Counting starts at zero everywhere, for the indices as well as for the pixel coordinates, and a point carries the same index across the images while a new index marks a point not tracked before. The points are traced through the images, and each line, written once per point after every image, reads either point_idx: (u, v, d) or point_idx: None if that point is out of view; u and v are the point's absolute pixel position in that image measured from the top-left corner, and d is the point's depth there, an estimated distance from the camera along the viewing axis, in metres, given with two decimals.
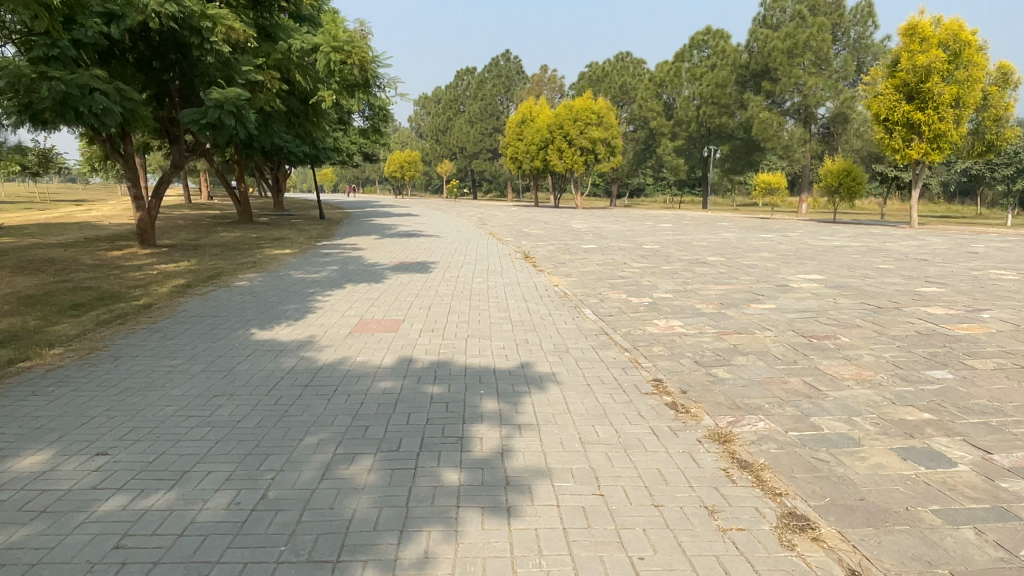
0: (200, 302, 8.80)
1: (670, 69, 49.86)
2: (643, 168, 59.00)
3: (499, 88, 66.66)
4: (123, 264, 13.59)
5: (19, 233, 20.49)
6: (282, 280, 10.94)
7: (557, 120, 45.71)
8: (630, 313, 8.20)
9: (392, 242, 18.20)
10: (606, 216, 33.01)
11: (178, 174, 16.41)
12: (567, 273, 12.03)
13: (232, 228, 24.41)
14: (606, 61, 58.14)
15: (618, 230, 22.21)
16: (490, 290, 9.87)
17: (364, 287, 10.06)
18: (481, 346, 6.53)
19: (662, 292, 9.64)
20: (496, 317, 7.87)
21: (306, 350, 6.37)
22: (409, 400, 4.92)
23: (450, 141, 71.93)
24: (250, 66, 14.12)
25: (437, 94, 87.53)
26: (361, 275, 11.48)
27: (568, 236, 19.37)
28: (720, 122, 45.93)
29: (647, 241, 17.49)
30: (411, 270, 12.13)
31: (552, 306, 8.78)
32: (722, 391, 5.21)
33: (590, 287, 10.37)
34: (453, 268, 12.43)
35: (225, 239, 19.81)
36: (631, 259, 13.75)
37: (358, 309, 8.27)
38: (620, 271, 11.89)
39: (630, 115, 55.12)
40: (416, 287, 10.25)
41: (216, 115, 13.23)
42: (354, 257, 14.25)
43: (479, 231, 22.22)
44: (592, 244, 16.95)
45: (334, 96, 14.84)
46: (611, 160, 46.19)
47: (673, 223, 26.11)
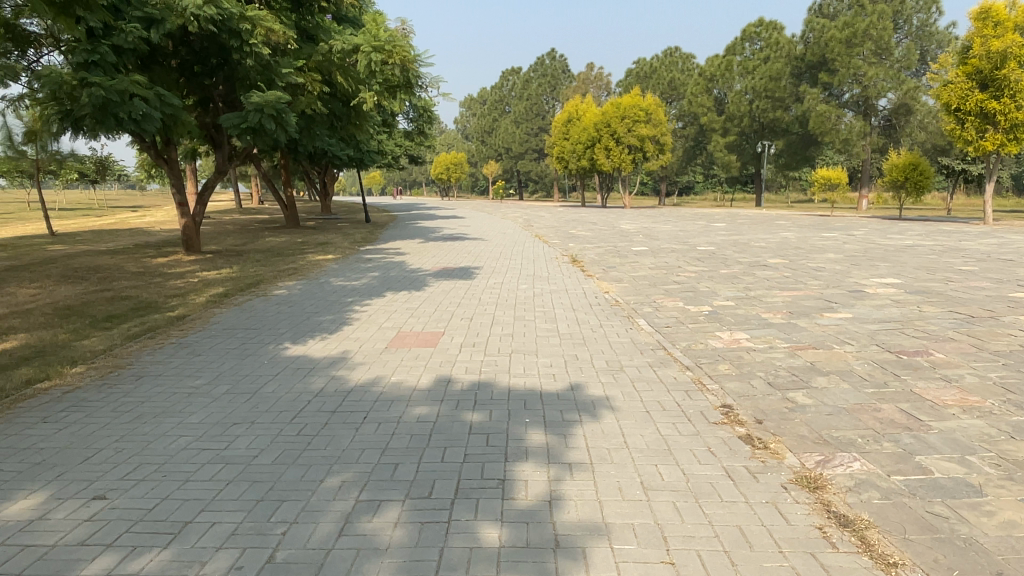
0: (234, 313, 8.45)
1: (721, 63, 48.53)
2: (693, 166, 57.66)
3: (544, 87, 66.14)
4: (166, 272, 13.47)
5: (72, 240, 20.78)
6: (321, 288, 10.57)
7: (604, 118, 44.94)
8: (689, 324, 7.52)
9: (436, 246, 17.81)
10: (656, 216, 32.15)
11: (220, 180, 16.27)
12: (619, 278, 11.37)
13: (279, 233, 24.39)
14: (655, 57, 57.07)
15: (669, 230, 21.41)
16: (536, 298, 9.30)
17: (404, 296, 9.61)
18: (527, 365, 5.96)
19: (723, 299, 8.92)
20: (544, 330, 7.28)
21: (338, 369, 5.88)
22: (445, 431, 4.37)
23: (496, 142, 71.66)
24: (291, 69, 13.81)
25: (482, 95, 87.48)
26: (403, 283, 11.03)
27: (618, 237, 18.68)
28: (775, 117, 44.45)
29: (701, 243, 16.68)
30: (453, 276, 11.64)
31: (603, 316, 8.16)
32: (805, 422, 4.53)
33: (644, 294, 9.70)
34: (498, 273, 11.90)
35: (271, 244, 19.72)
36: (686, 261, 13.02)
37: (396, 320, 7.80)
38: (675, 276, 11.19)
39: (679, 112, 53.88)
40: (458, 295, 9.75)
41: (257, 119, 12.93)
42: (397, 263, 13.85)
43: (526, 233, 21.71)
44: (643, 246, 16.24)
45: (376, 98, 14.52)
46: (660, 158, 45.14)
47: (727, 222, 25.11)
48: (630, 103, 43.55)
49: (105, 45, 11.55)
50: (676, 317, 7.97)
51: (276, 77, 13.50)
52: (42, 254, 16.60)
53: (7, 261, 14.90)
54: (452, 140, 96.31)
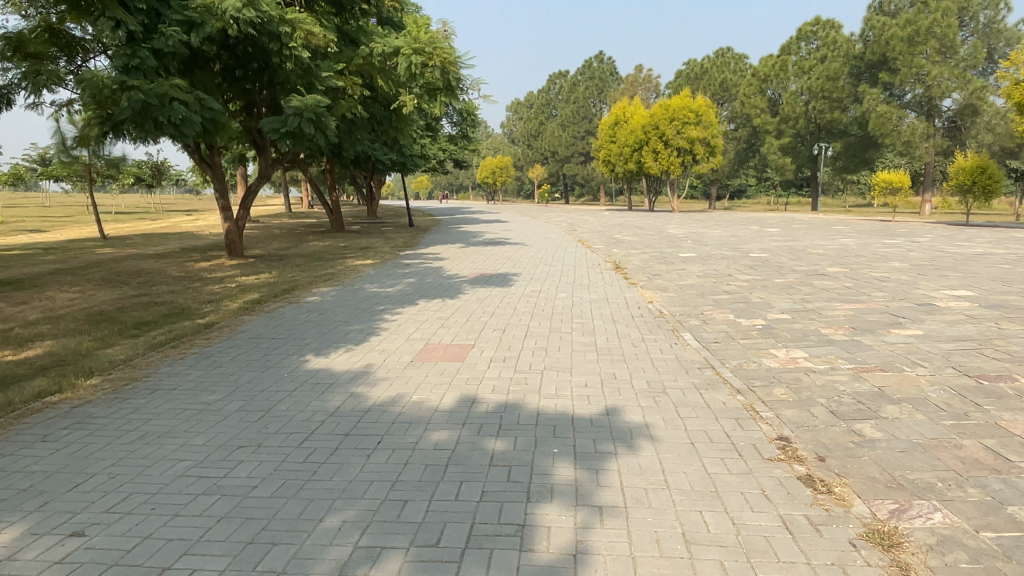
0: (262, 321, 8.22)
1: (775, 64, 47.14)
2: (745, 169, 56.21)
3: (592, 90, 65.47)
4: (206, 276, 13.44)
5: (122, 244, 21.17)
6: (355, 295, 10.31)
7: (653, 120, 44.13)
8: (740, 340, 6.97)
9: (477, 251, 17.48)
10: (706, 220, 31.24)
11: (263, 184, 16.25)
12: (665, 287, 10.82)
13: (323, 237, 24.44)
14: (706, 58, 55.89)
15: (719, 235, 20.64)
16: (575, 308, 8.84)
17: (438, 305, 9.25)
18: (560, 384, 5.50)
19: (777, 312, 8.31)
20: (581, 345, 6.81)
21: (359, 385, 5.52)
22: (464, 462, 3.95)
23: (543, 145, 71.23)
24: (331, 72, 13.67)
25: (530, 99, 87.20)
26: (439, 290, 10.70)
27: (665, 243, 18.06)
28: (832, 118, 42.91)
29: (753, 249, 15.94)
30: (491, 284, 11.26)
31: (646, 329, 7.64)
32: (874, 461, 3.97)
33: (691, 304, 9.15)
34: (538, 280, 11.47)
35: (313, 248, 19.70)
36: (737, 269, 12.36)
37: (426, 331, 7.44)
38: (725, 285, 10.58)
39: (731, 113, 52.57)
40: (494, 303, 9.36)
41: (296, 123, 12.75)
42: (436, 268, 13.56)
43: (570, 237, 21.23)
44: (692, 252, 15.60)
45: (417, 101, 14.25)
46: (710, 160, 44.04)
47: (780, 227, 24.17)
48: (680, 105, 42.59)
49: (145, 49, 11.55)
50: (726, 331, 7.41)
51: (316, 81, 13.34)
52: (91, 257, 16.86)
53: (56, 264, 15.14)
54: (499, 144, 96.26)
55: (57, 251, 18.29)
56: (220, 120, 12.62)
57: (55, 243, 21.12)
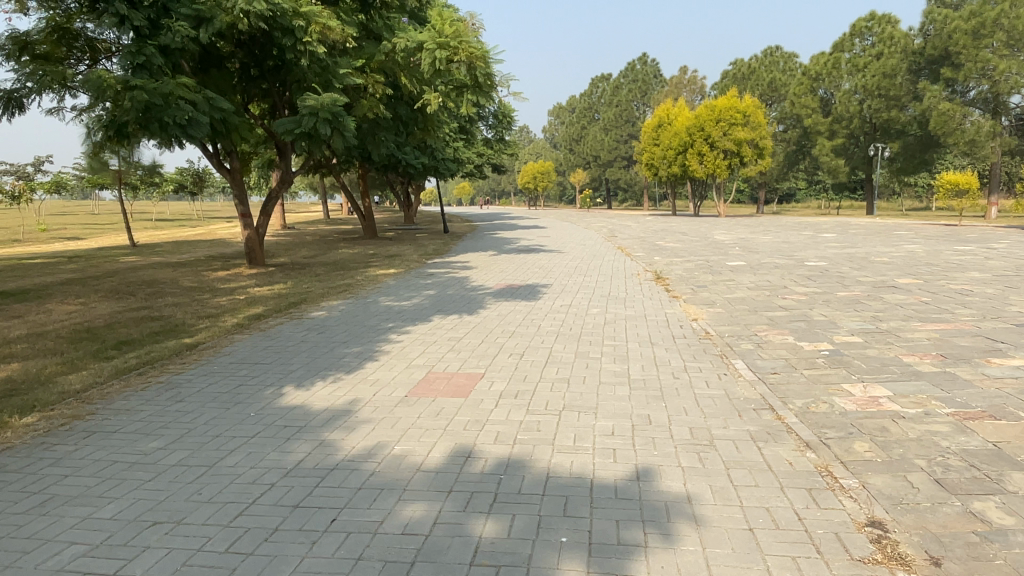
0: (253, 341, 7.34)
1: (828, 61, 45.13)
2: (794, 172, 54.11)
3: (635, 92, 64.02)
4: (218, 287, 12.72)
5: (150, 252, 20.81)
6: (365, 309, 9.37)
7: (698, 121, 42.58)
8: (804, 372, 5.78)
9: (508, 259, 16.48)
10: (754, 225, 29.65)
11: (286, 190, 15.50)
12: (713, 300, 9.61)
13: (353, 244, 23.76)
14: (754, 57, 54.11)
15: (769, 241, 19.25)
16: (605, 327, 7.74)
17: (453, 321, 8.26)
18: (580, 432, 4.41)
19: (845, 334, 7.09)
20: (611, 376, 5.71)
21: (334, 429, 4.52)
22: (436, 559, 2.89)
23: (584, 150, 69.96)
24: (350, 70, 12.88)
25: (571, 103, 86.07)
26: (459, 304, 9.70)
27: (711, 250, 16.79)
28: (889, 117, 40.77)
29: (808, 257, 14.59)
30: (517, 296, 10.23)
31: (688, 354, 6.49)
32: (1016, 569, 2.79)
33: (743, 322, 7.95)
34: (568, 293, 10.40)
35: (340, 256, 18.97)
36: (793, 280, 11.07)
37: (431, 356, 6.41)
38: (780, 299, 9.35)
39: (780, 114, 50.67)
40: (515, 320, 8.32)
41: (311, 123, 11.94)
42: (460, 278, 12.59)
43: (608, 244, 20.08)
44: (739, 261, 14.33)
45: (441, 101, 13.36)
46: (759, 163, 42.23)
47: (835, 233, 22.59)
48: (726, 105, 40.94)
49: (152, 46, 10.90)
50: (787, 359, 6.23)
51: (333, 78, 12.51)
52: (111, 266, 16.38)
53: (72, 274, 14.66)
54: (539, 149, 95.20)
55: (81, 260, 17.91)
56: (230, 119, 11.91)
57: (84, 251, 20.86)
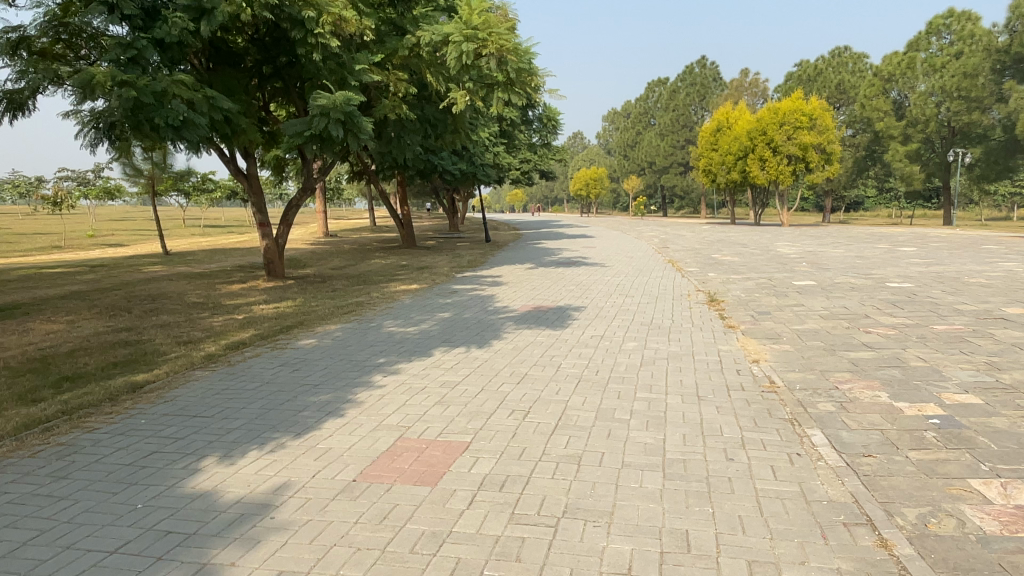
0: (211, 381, 6.09)
1: (901, 61, 42.27)
2: (863, 179, 51.04)
3: (692, 96, 61.77)
4: (223, 303, 11.65)
5: (180, 261, 20.14)
6: (364, 334, 8.07)
7: (759, 125, 40.30)
8: (912, 456, 4.15)
9: (545, 274, 15.04)
10: (821, 236, 27.51)
11: (307, 199, 14.38)
12: (779, 333, 7.96)
13: (389, 254, 22.71)
14: (820, 58, 51.53)
15: (840, 256, 17.31)
16: (639, 371, 6.22)
17: (456, 356, 6.86)
18: (578, 566, 2.94)
19: (957, 391, 5.38)
20: (638, 455, 4.22)
21: (226, 545, 3.16)
22: None
23: (639, 156, 67.97)
24: (368, 65, 11.71)
25: (627, 108, 83.90)
26: (474, 332, 8.30)
27: (773, 266, 15.03)
28: (970, 120, 37.81)
29: (888, 276, 12.69)
30: (542, 322, 8.79)
31: (751, 420, 4.89)
32: None
33: (817, 367, 6.31)
34: (602, 319, 8.90)
35: (369, 268, 17.87)
36: (876, 307, 9.31)
37: (412, 412, 5.01)
38: (862, 334, 7.64)
39: (848, 118, 47.91)
40: (531, 356, 6.86)
41: (321, 124, 10.81)
42: (486, 297, 11.21)
43: (658, 258, 18.43)
44: (807, 280, 12.57)
45: (467, 100, 12.09)
46: (826, 168, 39.40)
47: (915, 246, 20.38)
48: (790, 108, 38.52)
49: (145, 39, 9.94)
50: (882, 430, 4.61)
51: (348, 74, 11.34)
52: (130, 277, 15.64)
53: (83, 285, 13.89)
54: (594, 155, 93.22)
55: (102, 270, 17.21)
56: (235, 119, 10.87)
57: (115, 259, 20.35)
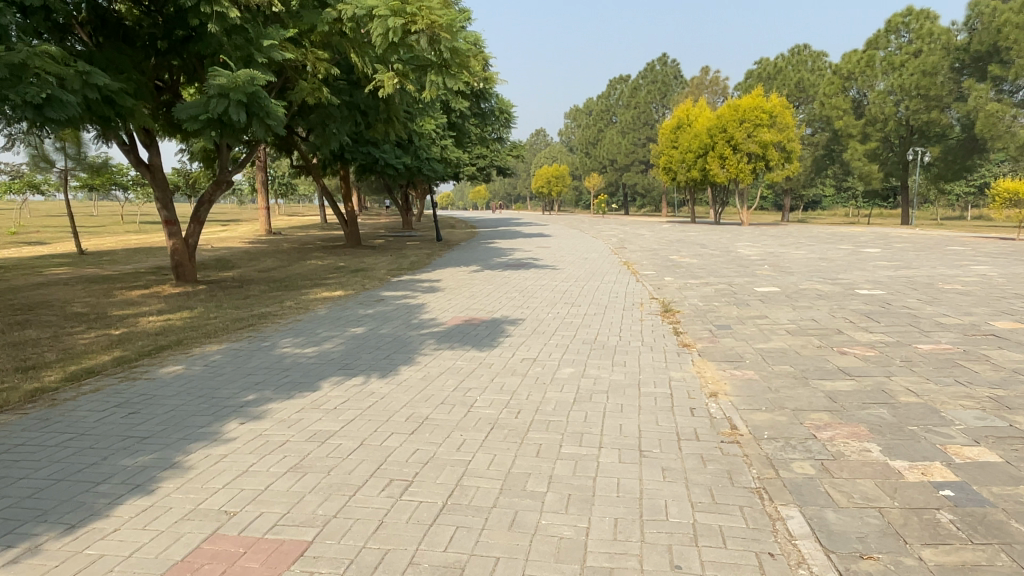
0: (13, 431, 4.67)
1: (861, 59, 41.96)
2: (822, 178, 50.91)
3: (653, 94, 61.16)
4: (109, 313, 10.08)
5: (93, 262, 18.30)
6: (248, 358, 6.68)
7: (720, 122, 39.66)
8: (927, 558, 2.94)
9: (489, 277, 13.75)
10: (782, 236, 26.87)
11: (222, 193, 13.04)
12: (742, 354, 6.78)
13: (329, 254, 21.19)
14: (780, 56, 51.24)
15: (803, 258, 16.36)
16: (570, 411, 4.93)
17: (347, 388, 5.51)
18: None
19: (968, 444, 4.22)
20: (544, 564, 2.92)
21: None
22: None
23: (601, 153, 67.10)
24: (280, 41, 10.25)
25: (589, 104, 82.94)
26: (385, 351, 6.95)
27: (735, 269, 13.98)
28: (929, 119, 37.65)
29: (857, 282, 11.69)
30: (467, 339, 7.49)
31: (703, 489, 3.67)
32: None
33: (788, 403, 5.12)
34: (539, 336, 7.64)
35: (301, 270, 16.38)
36: (849, 320, 8.22)
37: (248, 488, 3.64)
38: (838, 357, 6.51)
39: (808, 116, 47.69)
40: (442, 388, 5.52)
41: (220, 107, 9.39)
42: (413, 306, 9.88)
43: (613, 259, 17.29)
44: (771, 285, 11.51)
45: (396, 82, 10.74)
46: (786, 167, 38.92)
47: (879, 247, 19.64)
48: (750, 105, 37.83)
49: None
50: (881, 509, 3.40)
51: (254, 51, 9.85)
52: (24, 281, 13.92)
53: None
54: (555, 152, 92.50)
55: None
56: (117, 100, 9.36)
57: (21, 260, 18.50)
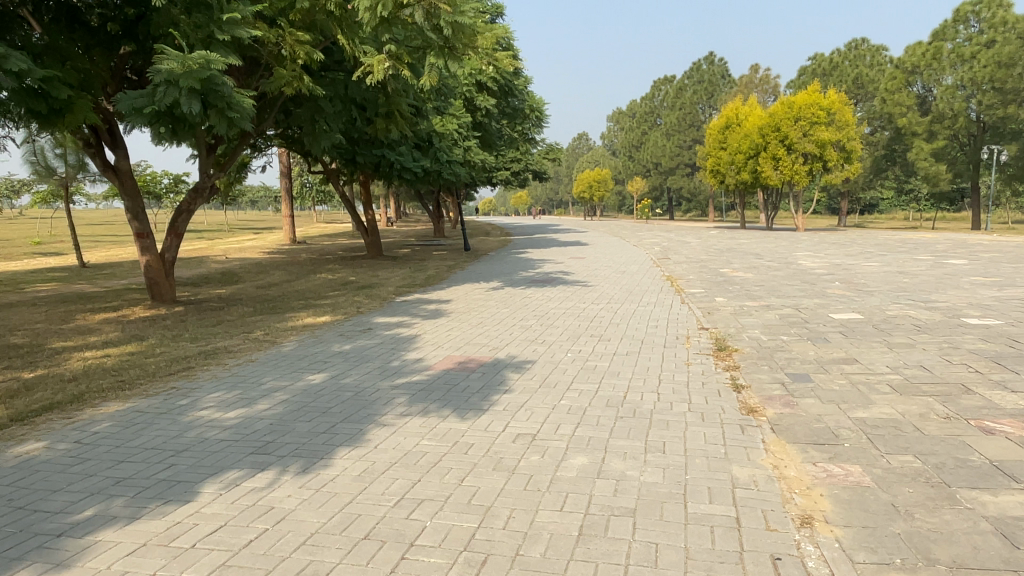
0: None
1: (926, 51, 38.31)
2: (882, 180, 47.66)
3: (700, 94, 58.57)
4: (46, 345, 8.44)
5: (90, 277, 16.97)
6: (140, 431, 4.83)
7: (773, 120, 37.01)
8: None
9: (507, 296, 11.85)
10: (845, 243, 24.30)
11: (202, 202, 11.44)
12: (833, 429, 4.71)
13: (344, 266, 19.53)
14: (835, 51, 48.24)
15: (878, 271, 14.05)
16: (570, 561, 2.97)
17: (234, 500, 3.62)
18: None
19: None
20: None
21: None
22: None
23: (644, 156, 64.53)
24: (250, 19, 8.55)
25: (632, 107, 80.56)
26: (335, 415, 5.07)
27: (800, 288, 11.77)
28: (1005, 115, 34.47)
29: (957, 306, 9.41)
30: (449, 395, 5.58)
31: None
32: None
33: (938, 551, 3.05)
34: (549, 390, 5.69)
35: (304, 286, 14.74)
36: (973, 369, 6.04)
37: None
38: (982, 441, 4.38)
39: (867, 114, 44.63)
40: (379, 498, 3.60)
41: (170, 97, 7.72)
42: (401, 339, 8.02)
43: (654, 273, 15.20)
44: (850, 311, 9.32)
45: (389, 67, 8.99)
46: (846, 168, 36.05)
47: (963, 257, 17.12)
48: (806, 101, 35.09)
49: None
50: None
51: (215, 29, 8.16)
52: None
53: None
54: (598, 156, 90.50)
55: None
56: (48, 91, 7.73)
57: (14, 274, 17.24)
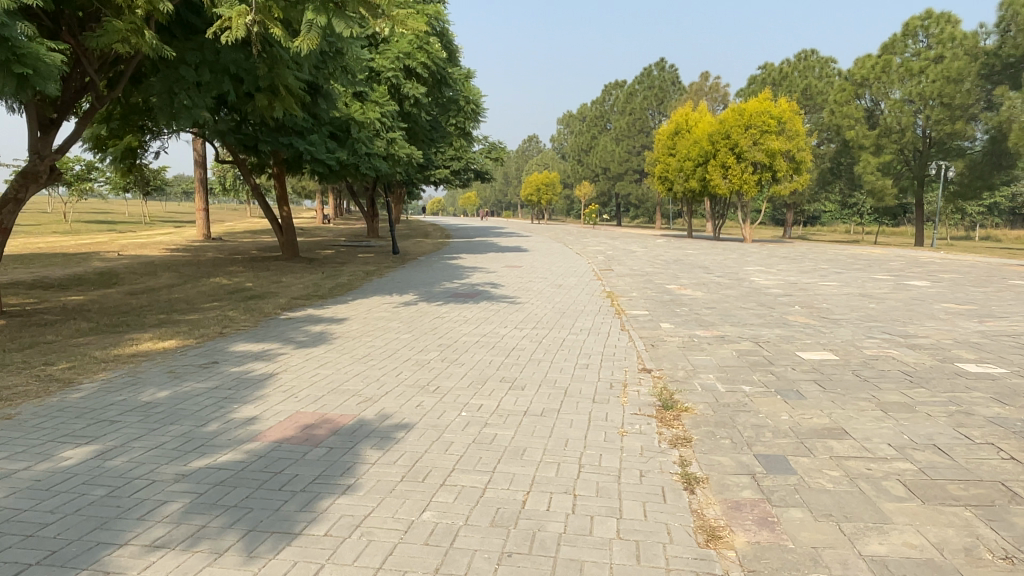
0: None
1: (876, 64, 37.85)
2: (827, 193, 47.48)
3: (650, 100, 57.63)
4: None
5: None
6: None
7: (723, 127, 35.99)
8: None
9: (416, 314, 9.88)
10: (795, 258, 23.17)
11: (35, 189, 9.20)
12: None
13: (250, 268, 17.27)
14: (785, 62, 47.83)
15: (841, 294, 12.62)
16: None
17: None
18: None
19: None
20: None
21: None
22: None
23: (594, 160, 63.51)
24: None
25: (582, 110, 79.63)
26: (33, 552, 3.05)
27: (758, 313, 10.18)
28: (952, 131, 34.19)
29: (945, 344, 7.89)
30: (251, 497, 3.60)
31: None
32: None
33: None
34: (410, 489, 3.76)
35: (186, 293, 12.51)
36: (1006, 454, 4.38)
37: None
38: None
39: (815, 125, 44.33)
40: None
41: None
42: (245, 381, 6.00)
43: (594, 288, 13.50)
44: (821, 349, 7.69)
45: (254, 24, 6.91)
46: (795, 178, 35.10)
47: (923, 278, 15.96)
48: (758, 109, 34.07)
49: None
50: None
51: None
52: None
53: None
54: (547, 159, 89.33)
55: None
56: None
57: None
